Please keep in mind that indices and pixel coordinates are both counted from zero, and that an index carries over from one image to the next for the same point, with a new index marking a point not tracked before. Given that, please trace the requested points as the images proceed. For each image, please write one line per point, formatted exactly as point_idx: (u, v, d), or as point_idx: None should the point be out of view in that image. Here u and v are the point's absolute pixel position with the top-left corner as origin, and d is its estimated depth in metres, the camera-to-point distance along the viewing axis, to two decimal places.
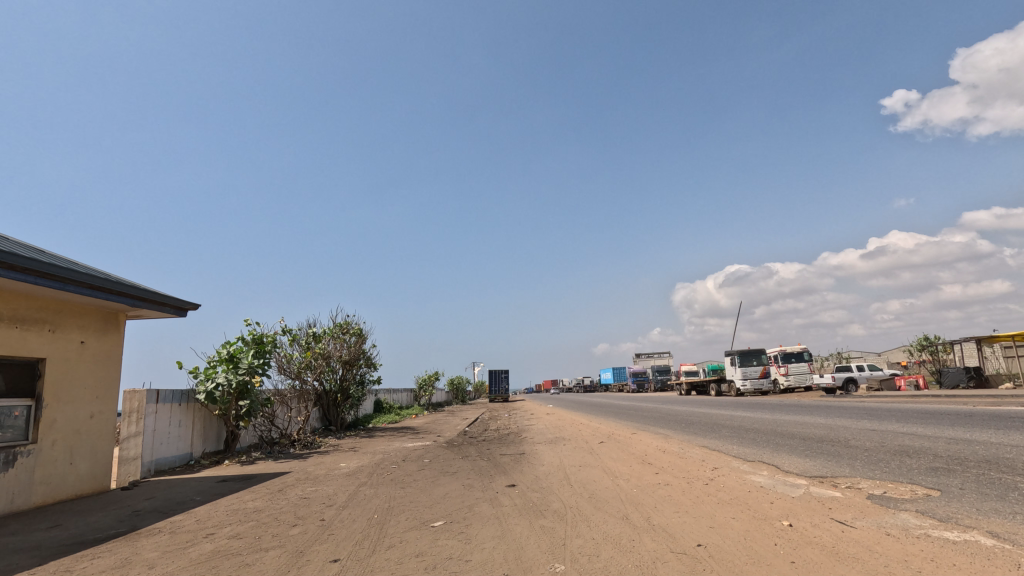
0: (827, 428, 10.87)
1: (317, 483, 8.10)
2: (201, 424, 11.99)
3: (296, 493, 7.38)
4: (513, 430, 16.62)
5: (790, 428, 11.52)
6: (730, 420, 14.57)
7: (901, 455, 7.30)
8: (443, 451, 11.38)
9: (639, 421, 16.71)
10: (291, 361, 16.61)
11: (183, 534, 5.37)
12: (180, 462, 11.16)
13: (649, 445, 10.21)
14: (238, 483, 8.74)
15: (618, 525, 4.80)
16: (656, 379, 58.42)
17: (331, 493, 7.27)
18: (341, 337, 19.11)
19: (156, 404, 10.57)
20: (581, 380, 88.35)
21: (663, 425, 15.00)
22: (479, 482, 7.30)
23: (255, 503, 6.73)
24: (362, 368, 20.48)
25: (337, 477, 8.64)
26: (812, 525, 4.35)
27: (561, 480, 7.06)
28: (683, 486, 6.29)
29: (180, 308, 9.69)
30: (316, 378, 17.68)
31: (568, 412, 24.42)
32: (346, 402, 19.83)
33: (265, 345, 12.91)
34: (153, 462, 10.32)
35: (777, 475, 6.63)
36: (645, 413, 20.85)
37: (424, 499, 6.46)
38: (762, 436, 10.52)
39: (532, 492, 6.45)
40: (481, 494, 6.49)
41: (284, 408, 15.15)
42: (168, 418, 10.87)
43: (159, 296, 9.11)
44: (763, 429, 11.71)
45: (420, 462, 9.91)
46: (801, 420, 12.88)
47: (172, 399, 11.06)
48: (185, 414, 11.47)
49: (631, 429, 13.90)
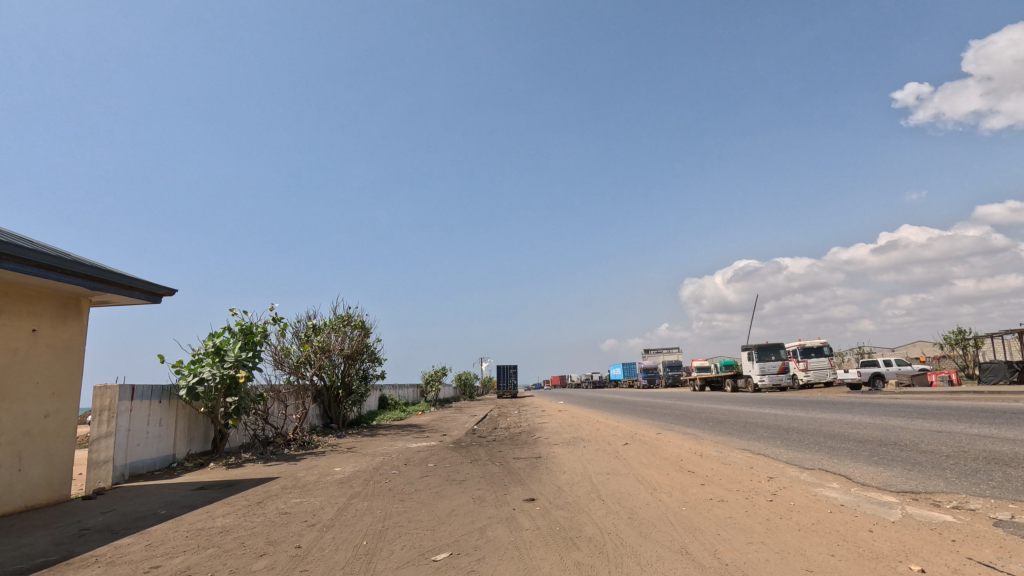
0: (881, 429, 9.62)
1: (304, 494, 6.99)
2: (185, 423, 10.97)
3: (276, 506, 6.28)
4: (525, 429, 15.43)
5: (836, 429, 10.30)
6: (763, 419, 13.36)
7: (998, 464, 6.08)
8: (449, 453, 10.24)
9: (661, 419, 15.51)
10: (289, 354, 15.56)
11: (121, 568, 4.27)
12: (161, 465, 10.12)
13: (682, 448, 9.05)
14: (216, 492, 7.65)
15: (679, 563, 3.65)
16: (668, 375, 57.03)
17: (316, 507, 6.14)
18: (343, 330, 18.04)
19: (132, 402, 9.53)
20: (590, 376, 87.09)
21: (689, 424, 13.80)
22: (491, 495, 6.14)
23: (223, 522, 5.62)
24: (365, 363, 19.40)
25: (328, 486, 7.52)
26: (952, 572, 3.18)
27: (589, 494, 5.91)
28: (742, 503, 5.14)
29: (153, 293, 8.66)
30: (315, 373, 16.64)
31: (580, 409, 23.20)
32: (349, 398, 18.84)
33: (255, 336, 11.89)
34: (128, 466, 9.29)
35: (855, 491, 5.45)
36: (664, 409, 19.65)
37: (425, 518, 5.32)
38: (809, 438, 9.30)
39: (558, 510, 5.29)
40: (496, 513, 5.33)
41: (280, 405, 14.10)
42: (145, 417, 9.83)
43: (125, 279, 8.04)
44: (806, 429, 10.47)
45: (424, 467, 8.78)
46: (845, 419, 11.64)
47: (151, 395, 10.02)
48: (166, 412, 10.44)
49: (655, 429, 12.71)
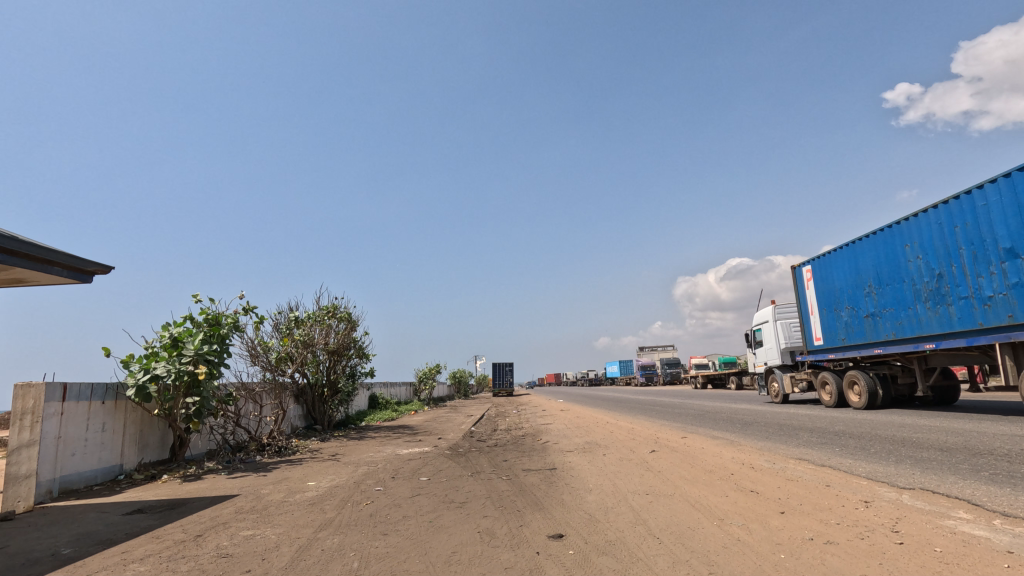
0: (956, 433, 8.16)
1: (260, 523, 5.43)
2: (137, 427, 9.42)
3: (218, 543, 4.73)
4: (529, 431, 13.99)
5: (898, 432, 8.83)
6: (796, 420, 11.93)
7: None
8: (445, 463, 8.72)
9: (679, 420, 14.03)
10: (266, 349, 14.04)
11: None
12: (101, 478, 8.53)
13: (723, 458, 7.59)
14: (151, 518, 6.05)
15: None
16: (667, 373, 55.76)
17: (269, 545, 4.60)
18: (328, 322, 16.47)
19: (63, 404, 7.92)
20: (587, 374, 85.87)
21: (715, 425, 12.34)
22: (503, 530, 4.64)
23: (136, 572, 4.06)
24: (353, 360, 17.85)
25: (293, 510, 5.96)
26: None
27: (638, 530, 4.40)
28: (867, 548, 3.62)
29: (78, 270, 7.12)
30: (296, 370, 15.15)
31: (585, 409, 21.71)
32: (335, 398, 17.35)
33: (220, 328, 10.33)
34: (57, 481, 7.72)
35: (1011, 527, 3.93)
36: (678, 409, 18.15)
37: (416, 570, 3.77)
38: (872, 446, 7.84)
39: (600, 558, 3.78)
40: (515, 561, 3.81)
41: (254, 405, 12.54)
42: (84, 422, 8.28)
43: (45, 252, 6.48)
44: (862, 433, 9.00)
45: (416, 481, 7.25)
46: (899, 420, 10.20)
47: (91, 396, 8.44)
48: (110, 416, 8.83)
49: (679, 432, 11.22)
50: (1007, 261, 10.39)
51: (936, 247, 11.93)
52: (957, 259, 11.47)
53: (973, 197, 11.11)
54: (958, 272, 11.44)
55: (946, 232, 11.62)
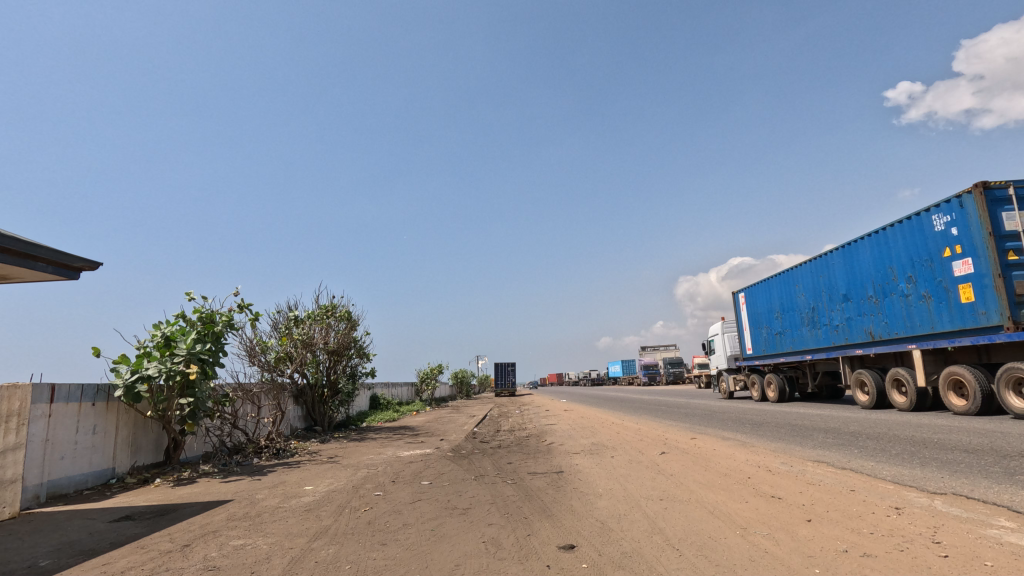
0: (979, 433, 7.84)
1: (252, 531, 5.13)
2: (130, 429, 9.14)
3: (205, 554, 4.42)
4: (534, 432, 13.69)
5: (916, 433, 8.51)
6: (808, 420, 11.61)
7: None
8: (447, 466, 8.42)
9: (686, 420, 13.71)
10: (265, 349, 13.78)
11: None
12: (92, 482, 8.25)
13: (737, 460, 7.29)
14: (138, 526, 5.75)
15: None
16: (670, 372, 55.50)
17: (261, 556, 4.30)
18: (328, 321, 16.20)
19: (51, 406, 7.64)
20: (589, 373, 85.60)
21: (725, 426, 12.01)
22: (510, 540, 4.33)
23: None
24: (353, 360, 17.56)
25: (287, 516, 5.66)
26: None
27: (655, 540, 4.10)
28: (910, 562, 3.31)
29: (64, 266, 6.81)
30: (295, 370, 14.89)
31: (589, 408, 21.40)
32: (335, 398, 17.08)
33: (215, 327, 10.06)
34: (45, 486, 7.43)
35: None
36: (684, 409, 17.81)
37: None
38: (893, 447, 7.51)
39: (616, 572, 3.48)
40: None
41: (252, 406, 12.26)
42: (74, 424, 8.00)
43: (27, 246, 6.16)
44: (879, 434, 8.69)
45: (417, 486, 6.95)
46: (917, 420, 9.87)
47: (81, 398, 8.18)
48: (101, 418, 8.55)
49: (688, 432, 10.91)
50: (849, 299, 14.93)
51: (817, 286, 16.47)
52: (817, 297, 16.51)
53: (828, 256, 15.87)
54: (825, 304, 16.10)
55: (817, 278, 16.40)
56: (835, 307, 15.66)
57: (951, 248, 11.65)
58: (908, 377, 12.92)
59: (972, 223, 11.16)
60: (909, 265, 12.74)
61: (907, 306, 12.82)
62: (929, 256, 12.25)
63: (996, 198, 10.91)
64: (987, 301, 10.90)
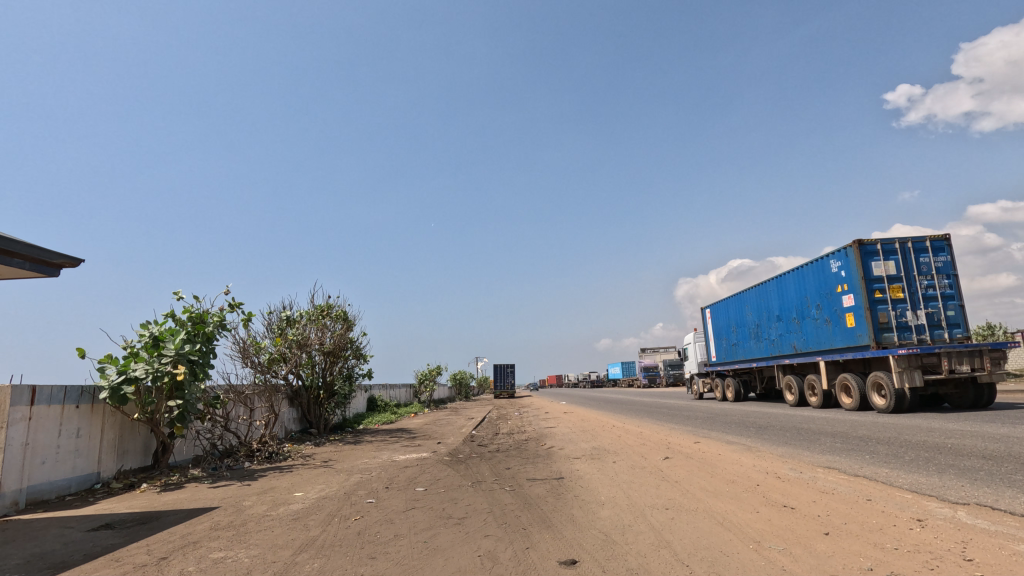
0: (993, 438, 7.58)
1: (234, 543, 4.84)
2: (116, 433, 8.85)
3: (182, 569, 4.14)
4: (533, 435, 13.40)
5: (929, 437, 8.24)
6: (814, 424, 11.35)
7: None
8: (444, 471, 8.14)
9: (689, 424, 13.42)
10: (258, 349, 13.51)
11: None
12: (75, 488, 7.95)
13: (744, 466, 7.02)
14: (116, 536, 5.46)
15: None
16: (670, 374, 55.21)
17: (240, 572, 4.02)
18: (323, 322, 15.92)
19: (32, 409, 7.35)
20: (589, 375, 85.31)
21: (729, 429, 11.73)
22: (507, 554, 4.06)
23: None
24: (349, 361, 17.27)
25: (273, 526, 5.38)
26: None
27: (663, 555, 3.82)
28: None
29: (43, 263, 6.50)
30: (289, 371, 14.61)
31: (589, 411, 21.08)
32: (331, 400, 16.79)
33: (205, 328, 9.78)
34: (24, 492, 7.14)
35: None
36: (686, 412, 17.51)
37: None
38: (906, 453, 7.25)
39: None
40: None
41: (244, 408, 11.98)
42: (56, 428, 7.71)
43: (4, 242, 5.85)
44: (889, 439, 8.42)
45: (412, 492, 6.67)
46: (927, 424, 9.62)
47: (64, 400, 7.89)
48: (85, 421, 8.26)
49: (692, 436, 10.63)
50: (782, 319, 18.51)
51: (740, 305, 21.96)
52: (744, 313, 21.53)
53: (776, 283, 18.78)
54: (766, 324, 19.69)
55: (762, 300, 19.86)
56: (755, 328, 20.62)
57: (839, 285, 15.27)
58: (820, 380, 15.93)
59: (852, 268, 14.69)
60: (823, 295, 16.03)
61: (815, 327, 16.44)
62: (828, 289, 15.88)
63: (869, 252, 14.35)
64: (861, 327, 14.42)
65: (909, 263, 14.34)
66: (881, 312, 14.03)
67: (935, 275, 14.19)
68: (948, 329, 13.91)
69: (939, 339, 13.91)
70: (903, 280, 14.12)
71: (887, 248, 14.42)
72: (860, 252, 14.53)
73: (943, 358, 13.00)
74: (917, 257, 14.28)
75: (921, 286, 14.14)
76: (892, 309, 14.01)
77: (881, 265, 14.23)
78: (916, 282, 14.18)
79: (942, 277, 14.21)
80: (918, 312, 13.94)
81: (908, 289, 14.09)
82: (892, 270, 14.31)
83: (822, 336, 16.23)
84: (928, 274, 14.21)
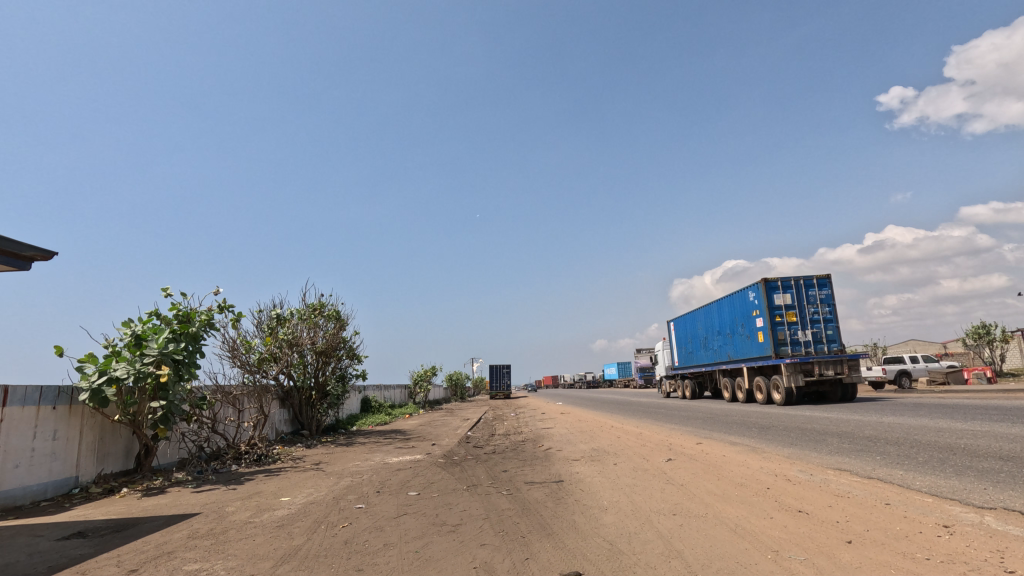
0: (1007, 439, 7.32)
1: (211, 553, 4.51)
2: (96, 435, 8.48)
3: None
4: (530, 437, 13.07)
5: (939, 438, 7.98)
6: (818, 424, 11.08)
7: None
8: (437, 474, 7.82)
9: (690, 424, 13.13)
10: (247, 348, 13.16)
11: None
12: (51, 493, 7.58)
13: (751, 468, 6.72)
14: (87, 546, 5.11)
15: None
16: None
17: None
18: (315, 321, 15.57)
19: (4, 410, 6.97)
20: (586, 375, 84.99)
21: (731, 430, 11.45)
22: (505, 565, 3.75)
23: None
24: (342, 362, 16.92)
25: (255, 535, 5.05)
26: None
27: (675, 567, 3.52)
28: None
29: (13, 256, 6.13)
30: (280, 371, 14.26)
31: (586, 412, 20.74)
32: (324, 401, 16.44)
33: (191, 327, 9.43)
34: None
35: None
36: (685, 413, 17.20)
37: None
38: (918, 453, 6.97)
39: None
40: None
41: (232, 409, 11.61)
42: (31, 430, 7.34)
43: None
44: (897, 439, 8.16)
45: (404, 497, 6.34)
46: (936, 425, 9.36)
47: (39, 401, 7.51)
48: (63, 423, 7.89)
49: (694, 437, 10.34)
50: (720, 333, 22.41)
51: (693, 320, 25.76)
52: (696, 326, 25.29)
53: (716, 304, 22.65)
54: (711, 337, 23.55)
55: (708, 317, 23.72)
56: (704, 339, 24.42)
57: (753, 309, 19.27)
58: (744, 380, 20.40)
59: (762, 297, 18.54)
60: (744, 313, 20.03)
61: (740, 340, 20.38)
62: (747, 311, 19.89)
63: (770, 286, 18.46)
64: (765, 342, 18.44)
65: (803, 295, 18.43)
66: (780, 332, 18.08)
67: (821, 304, 18.32)
68: (829, 344, 18.11)
69: (822, 350, 18.15)
70: (795, 308, 18.19)
71: (785, 283, 18.55)
72: (766, 287, 18.63)
73: (819, 366, 17.23)
74: (806, 291, 18.50)
75: (810, 312, 18.26)
76: (786, 330, 18.14)
77: (780, 296, 18.32)
78: (808, 310, 18.20)
79: (826, 305, 18.32)
80: (806, 332, 18.06)
81: (800, 315, 18.18)
82: (789, 300, 18.37)
83: (743, 349, 20.24)
84: (815, 302, 18.39)
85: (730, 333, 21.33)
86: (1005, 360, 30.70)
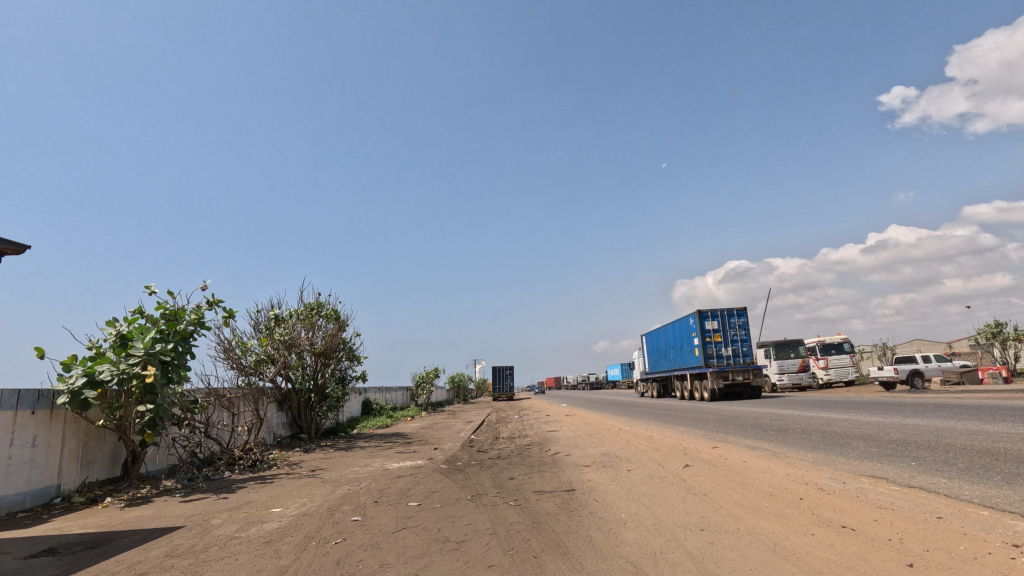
0: None
1: None
2: (79, 441, 8.04)
3: None
4: (536, 440, 12.58)
5: (974, 441, 7.49)
6: (837, 426, 10.58)
7: None
8: (439, 482, 7.36)
9: (701, 427, 12.64)
10: (243, 349, 12.72)
11: None
12: (30, 503, 7.14)
13: (777, 476, 6.24)
14: (53, 566, 4.64)
15: None
16: None
17: None
18: (314, 321, 15.12)
19: None
20: (588, 376, 84.41)
21: (746, 433, 10.99)
22: None
23: None
24: (342, 363, 16.48)
25: (239, 552, 4.59)
26: None
27: None
28: None
29: None
30: (278, 373, 13.81)
31: (591, 414, 20.26)
32: (324, 404, 16.00)
33: (180, 327, 8.99)
34: None
35: None
36: (695, 414, 16.69)
37: None
38: (957, 459, 6.48)
39: None
40: None
41: (226, 413, 11.16)
42: (7, 437, 6.89)
43: None
44: (928, 444, 7.68)
45: (403, 508, 5.87)
46: (965, 427, 8.88)
47: (17, 406, 7.06)
48: (43, 429, 7.44)
49: (709, 441, 9.87)
50: (677, 347, 27.08)
51: (658, 336, 30.40)
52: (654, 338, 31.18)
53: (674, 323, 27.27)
54: (669, 350, 28.48)
55: (668, 334, 28.34)
56: (664, 350, 29.38)
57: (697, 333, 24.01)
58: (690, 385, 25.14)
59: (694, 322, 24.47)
60: (677, 338, 27.01)
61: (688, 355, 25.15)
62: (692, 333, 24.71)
63: (702, 315, 24.12)
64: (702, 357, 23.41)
65: (725, 321, 24.02)
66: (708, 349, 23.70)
67: (740, 327, 24.11)
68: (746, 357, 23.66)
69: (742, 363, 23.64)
70: (720, 331, 23.81)
71: (714, 312, 24.15)
72: (699, 315, 24.20)
73: (733, 372, 23.15)
74: (730, 318, 24.06)
75: (732, 334, 23.87)
76: (713, 347, 23.84)
77: (709, 321, 23.99)
78: (730, 333, 23.81)
79: (743, 329, 24.20)
80: (729, 349, 23.68)
81: (725, 336, 23.82)
82: (715, 325, 24.02)
83: (687, 361, 25.37)
84: (735, 326, 24.10)
85: (671, 352, 28.02)
86: (1017, 359, 30.03)
